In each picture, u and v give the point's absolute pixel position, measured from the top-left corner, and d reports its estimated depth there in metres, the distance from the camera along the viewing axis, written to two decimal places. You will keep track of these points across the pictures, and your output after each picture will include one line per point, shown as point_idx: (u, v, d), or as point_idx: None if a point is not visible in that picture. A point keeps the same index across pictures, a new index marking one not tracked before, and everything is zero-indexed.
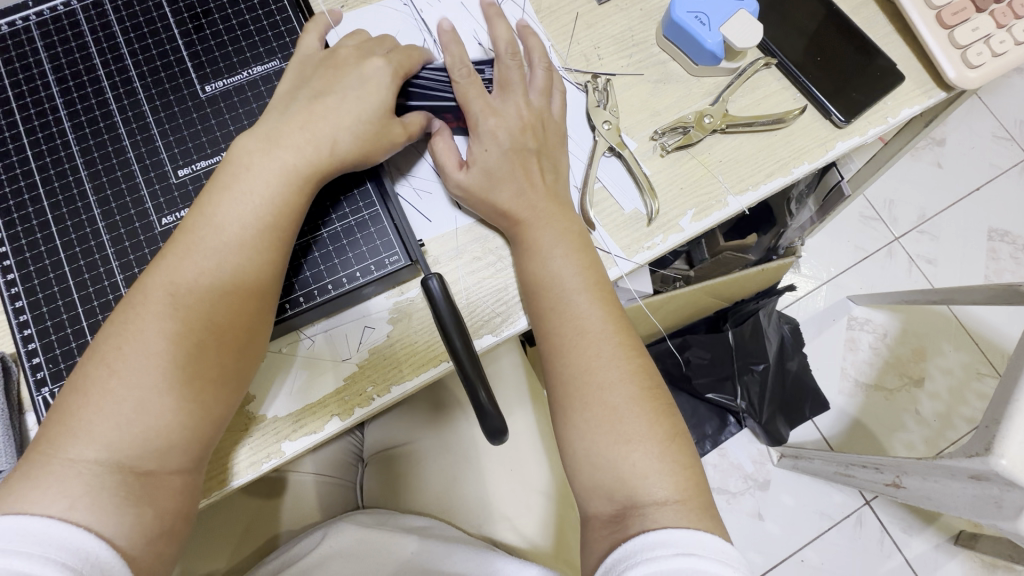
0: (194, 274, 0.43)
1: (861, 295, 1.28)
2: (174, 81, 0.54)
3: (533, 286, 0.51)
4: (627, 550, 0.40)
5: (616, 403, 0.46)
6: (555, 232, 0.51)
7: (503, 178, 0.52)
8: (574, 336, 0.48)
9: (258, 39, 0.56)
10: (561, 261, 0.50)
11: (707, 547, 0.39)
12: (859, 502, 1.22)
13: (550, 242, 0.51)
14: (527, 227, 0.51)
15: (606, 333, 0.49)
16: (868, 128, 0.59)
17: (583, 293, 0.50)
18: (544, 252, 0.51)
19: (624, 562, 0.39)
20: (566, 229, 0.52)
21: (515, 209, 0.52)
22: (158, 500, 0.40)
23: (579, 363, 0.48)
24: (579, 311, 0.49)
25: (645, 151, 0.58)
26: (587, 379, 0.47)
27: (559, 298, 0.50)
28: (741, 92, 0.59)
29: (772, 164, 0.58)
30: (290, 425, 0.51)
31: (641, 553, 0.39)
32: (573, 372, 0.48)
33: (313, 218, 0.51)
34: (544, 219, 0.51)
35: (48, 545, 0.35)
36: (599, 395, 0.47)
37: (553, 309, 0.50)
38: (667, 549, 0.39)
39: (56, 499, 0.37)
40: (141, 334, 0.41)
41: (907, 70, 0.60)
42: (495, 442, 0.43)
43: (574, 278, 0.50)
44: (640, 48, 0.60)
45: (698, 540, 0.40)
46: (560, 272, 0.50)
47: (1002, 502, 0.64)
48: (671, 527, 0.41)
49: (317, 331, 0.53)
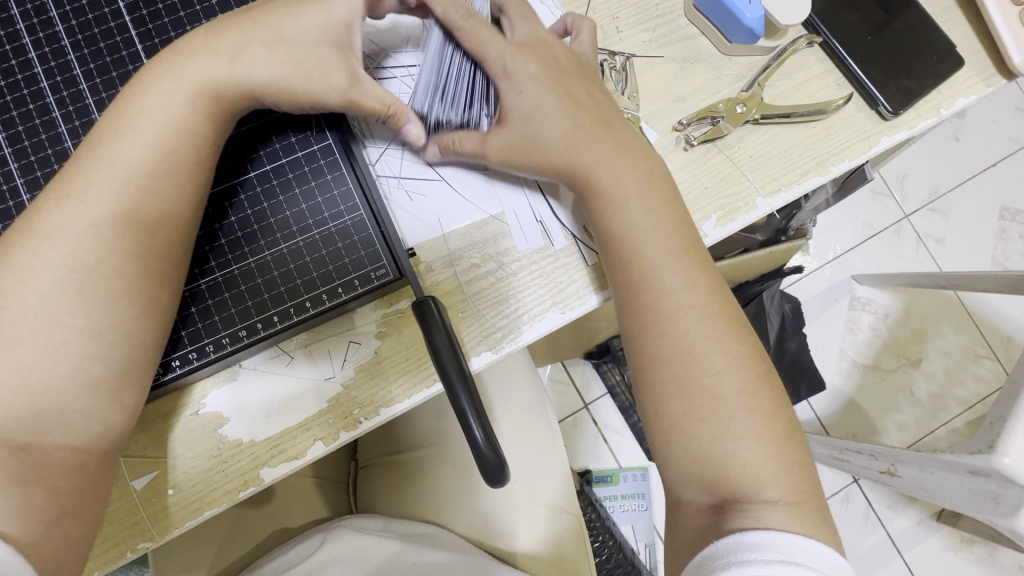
0: (120, 246, 0.38)
1: (866, 275, 1.23)
2: (116, 54, 0.47)
3: (602, 254, 0.45)
4: (718, 547, 0.37)
5: (705, 390, 0.41)
6: (630, 185, 0.45)
7: (551, 125, 0.45)
8: (652, 315, 0.43)
9: (215, 3, 0.48)
10: (633, 229, 0.44)
11: (814, 556, 0.36)
12: (847, 480, 1.21)
13: (629, 188, 0.44)
14: (585, 186, 0.45)
15: (695, 305, 0.43)
16: (918, 120, 0.52)
17: (665, 265, 0.44)
18: (622, 220, 0.44)
19: (716, 558, 0.37)
20: (651, 175, 0.45)
21: (599, 158, 0.45)
22: (51, 480, 0.36)
23: (673, 342, 0.42)
24: (657, 288, 0.43)
25: (667, 143, 0.51)
26: (685, 361, 0.42)
27: (635, 271, 0.44)
28: (778, 76, 0.52)
29: (807, 160, 0.51)
30: (268, 450, 0.46)
31: (733, 554, 0.36)
32: (671, 352, 0.42)
33: (288, 223, 0.45)
34: (621, 167, 0.45)
35: None
36: (698, 383, 0.42)
37: (646, 279, 0.44)
38: (766, 555, 0.36)
39: None
40: (71, 355, 0.36)
41: (966, 52, 0.53)
42: (496, 485, 0.38)
43: (657, 239, 0.44)
44: (665, 20, 0.52)
45: (800, 548, 0.36)
46: (623, 247, 0.44)
47: (998, 499, 0.63)
48: (771, 530, 0.37)
49: (295, 347, 0.47)
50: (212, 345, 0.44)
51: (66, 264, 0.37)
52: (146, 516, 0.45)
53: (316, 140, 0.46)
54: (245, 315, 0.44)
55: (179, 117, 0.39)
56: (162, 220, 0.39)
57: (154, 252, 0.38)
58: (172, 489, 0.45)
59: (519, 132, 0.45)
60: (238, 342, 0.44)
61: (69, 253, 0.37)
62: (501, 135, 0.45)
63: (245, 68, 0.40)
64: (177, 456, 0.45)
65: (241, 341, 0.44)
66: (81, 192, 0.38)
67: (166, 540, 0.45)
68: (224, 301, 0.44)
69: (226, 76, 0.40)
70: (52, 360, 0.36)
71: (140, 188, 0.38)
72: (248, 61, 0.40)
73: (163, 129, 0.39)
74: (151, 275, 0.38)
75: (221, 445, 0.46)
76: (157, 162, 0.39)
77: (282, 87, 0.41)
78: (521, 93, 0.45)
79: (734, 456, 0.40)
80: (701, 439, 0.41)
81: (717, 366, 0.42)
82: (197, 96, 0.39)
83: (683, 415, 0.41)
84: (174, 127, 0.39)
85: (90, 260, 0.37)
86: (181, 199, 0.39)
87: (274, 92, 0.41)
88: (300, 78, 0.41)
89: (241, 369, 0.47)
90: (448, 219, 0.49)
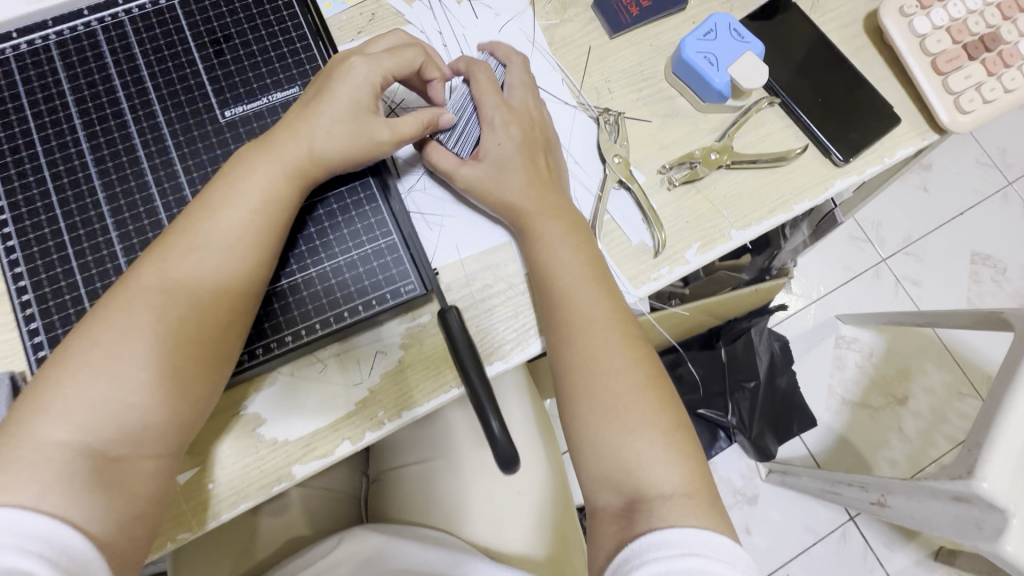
0: (188, 258, 0.44)
1: (849, 314, 1.31)
2: (195, 105, 0.53)
3: (540, 276, 0.52)
4: (634, 548, 0.42)
5: (620, 391, 0.47)
6: (563, 224, 0.53)
7: (513, 168, 0.53)
8: (575, 325, 0.50)
9: (279, 65, 0.55)
10: (565, 254, 0.52)
11: (715, 546, 0.41)
12: (843, 517, 1.22)
13: (553, 232, 0.52)
14: (533, 221, 0.53)
15: (609, 318, 0.50)
16: (865, 166, 0.61)
17: (582, 281, 0.51)
18: (547, 253, 0.52)
19: (631, 560, 0.41)
20: (571, 222, 0.53)
21: (528, 204, 0.53)
22: (114, 459, 0.40)
23: (583, 352, 0.49)
24: (576, 301, 0.50)
25: (653, 184, 0.59)
26: (593, 369, 0.48)
27: (563, 287, 0.51)
28: (745, 129, 0.61)
29: (774, 200, 0.60)
30: (300, 449, 0.51)
31: (645, 553, 0.41)
32: (578, 362, 0.49)
33: (331, 244, 0.52)
34: (547, 213, 0.53)
35: (24, 536, 0.35)
36: (605, 384, 0.48)
37: (564, 299, 0.51)
38: (672, 549, 0.40)
39: (28, 487, 0.37)
40: (144, 348, 0.42)
41: (904, 111, 0.63)
42: (508, 472, 0.43)
43: (575, 268, 0.52)
44: (650, 83, 0.62)
45: (702, 540, 0.41)
46: (561, 264, 0.52)
47: (982, 524, 0.60)
48: (681, 526, 0.42)
49: (329, 355, 0.53)
50: (261, 348, 0.50)
51: (168, 294, 0.43)
52: (186, 509, 0.49)
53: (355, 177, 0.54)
54: (290, 323, 0.51)
55: (267, 173, 0.47)
56: (222, 234, 0.45)
57: (215, 262, 0.45)
58: (213, 484, 0.50)
59: (490, 169, 0.54)
60: (283, 346, 0.50)
61: (174, 285, 0.44)
62: (476, 172, 0.54)
63: (318, 131, 0.49)
64: (221, 454, 0.50)
65: (286, 345, 0.50)
66: (187, 234, 0.45)
67: (203, 532, 0.49)
68: (274, 311, 0.51)
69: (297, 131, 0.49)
70: (126, 351, 0.41)
71: (228, 229, 0.46)
72: (322, 125, 0.49)
73: (255, 181, 0.47)
74: (214, 282, 0.44)
75: (258, 443, 0.51)
76: (245, 209, 0.46)
77: (344, 146, 0.49)
78: (501, 142, 0.54)
79: (662, 449, 0.46)
80: (629, 431, 0.46)
81: (637, 363, 0.49)
82: (280, 156, 0.48)
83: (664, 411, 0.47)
84: (263, 180, 0.47)
85: (182, 289, 0.44)
86: (240, 218, 0.46)
87: (323, 132, 0.49)
88: (341, 120, 0.49)
89: (280, 375, 0.52)
90: (464, 246, 0.57)
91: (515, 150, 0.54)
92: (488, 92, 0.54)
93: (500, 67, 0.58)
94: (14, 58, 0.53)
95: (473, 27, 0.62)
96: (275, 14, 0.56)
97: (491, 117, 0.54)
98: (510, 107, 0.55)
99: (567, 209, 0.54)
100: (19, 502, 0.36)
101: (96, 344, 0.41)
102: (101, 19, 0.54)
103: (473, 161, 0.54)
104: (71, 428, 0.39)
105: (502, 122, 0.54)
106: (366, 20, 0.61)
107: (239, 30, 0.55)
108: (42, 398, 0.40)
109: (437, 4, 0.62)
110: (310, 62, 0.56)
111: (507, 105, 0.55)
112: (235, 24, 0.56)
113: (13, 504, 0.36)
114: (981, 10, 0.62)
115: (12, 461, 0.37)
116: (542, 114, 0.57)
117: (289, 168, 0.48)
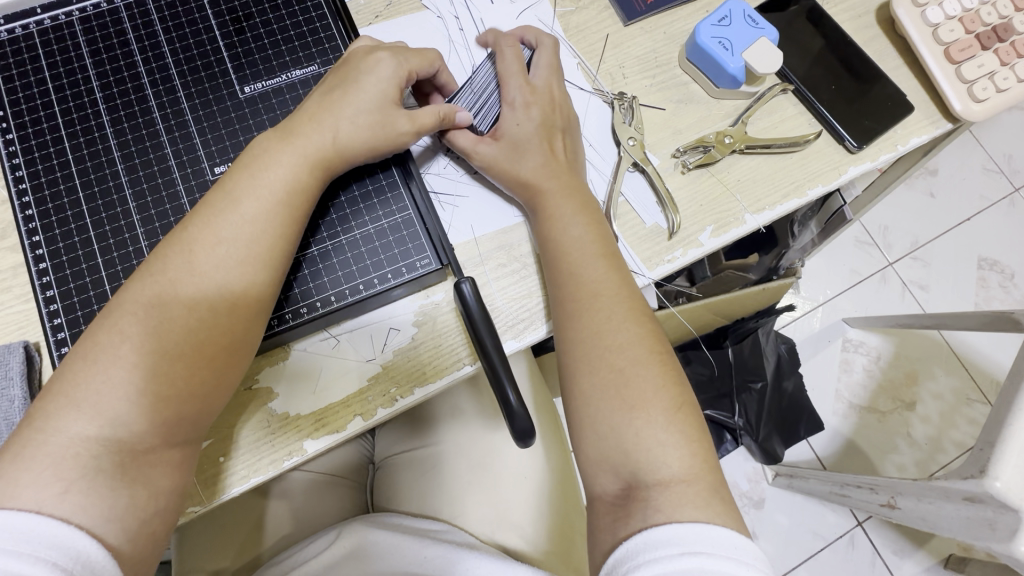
0: (206, 225, 0.44)
1: (856, 318, 1.27)
2: (214, 81, 0.54)
3: (551, 252, 0.52)
4: (629, 548, 0.40)
5: (622, 362, 0.47)
6: (575, 204, 0.53)
7: (528, 149, 0.54)
8: (582, 298, 0.50)
9: (298, 44, 0.56)
10: (578, 231, 0.52)
11: (713, 540, 0.38)
12: (852, 523, 1.17)
13: (566, 212, 0.52)
14: (545, 197, 0.53)
15: (615, 291, 0.50)
16: (878, 154, 0.61)
17: (593, 256, 0.51)
18: (560, 230, 0.52)
19: (625, 562, 0.39)
20: (583, 202, 0.53)
21: (536, 180, 0.53)
22: (125, 423, 0.39)
23: (586, 325, 0.49)
24: (587, 274, 0.50)
25: (667, 168, 0.60)
26: (597, 341, 0.48)
27: (574, 261, 0.51)
28: (759, 115, 0.62)
29: (787, 185, 0.60)
30: (312, 424, 0.51)
31: (640, 553, 0.39)
32: (581, 336, 0.49)
33: (349, 220, 0.53)
34: (562, 194, 0.53)
35: (38, 543, 0.34)
36: (607, 356, 0.47)
37: (570, 274, 0.51)
38: (669, 549, 0.38)
39: (50, 483, 0.37)
40: (162, 314, 0.42)
41: (916, 101, 0.63)
42: (522, 444, 0.47)
43: (586, 246, 0.51)
44: (663, 69, 0.63)
45: (699, 535, 0.39)
46: (572, 240, 0.52)
47: (994, 525, 0.54)
48: (681, 522, 0.40)
49: (342, 331, 0.53)
50: (278, 320, 0.50)
51: (196, 287, 0.43)
52: (198, 484, 0.48)
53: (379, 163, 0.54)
54: (306, 295, 0.51)
55: (286, 144, 0.47)
56: (240, 202, 0.45)
57: (230, 230, 0.44)
58: (226, 458, 0.49)
59: (507, 147, 0.54)
60: (299, 318, 0.50)
61: (202, 277, 0.43)
62: (492, 150, 0.54)
63: (341, 123, 0.49)
64: (238, 430, 0.50)
65: (302, 317, 0.50)
66: (210, 223, 0.44)
67: (213, 507, 0.49)
68: (291, 282, 0.51)
69: (316, 121, 0.48)
70: (146, 317, 0.42)
71: (250, 219, 0.45)
72: (337, 114, 0.49)
73: (279, 172, 0.46)
74: (230, 250, 0.44)
75: (271, 418, 0.51)
76: (268, 201, 0.46)
77: (366, 138, 0.49)
78: (520, 121, 0.54)
79: (661, 426, 0.45)
80: (628, 407, 0.45)
81: (644, 337, 0.48)
82: (300, 146, 0.48)
83: (679, 388, 0.47)
84: (284, 171, 0.47)
85: (208, 277, 0.43)
86: (257, 188, 0.46)
87: (341, 105, 0.49)
88: (361, 94, 0.49)
89: (293, 350, 0.52)
90: (480, 225, 0.57)
91: (532, 130, 0.54)
92: (513, 71, 0.55)
93: (530, 47, 0.58)
94: (37, 34, 0.53)
95: (491, 13, 0.63)
96: None
97: (512, 95, 0.55)
98: (533, 89, 0.55)
99: (580, 189, 0.54)
100: (37, 507, 0.36)
101: (125, 339, 0.41)
102: None
103: (491, 138, 0.55)
104: (98, 423, 0.39)
105: (523, 102, 0.54)
106: (384, 5, 0.61)
107: (259, 9, 0.56)
108: (70, 391, 0.39)
109: None
110: (330, 42, 0.56)
111: (529, 86, 0.55)
112: (256, 4, 0.56)
113: (31, 508, 0.35)
114: (993, 1, 0.63)
115: (41, 457, 0.37)
116: (564, 95, 0.57)
117: (308, 158, 0.48)
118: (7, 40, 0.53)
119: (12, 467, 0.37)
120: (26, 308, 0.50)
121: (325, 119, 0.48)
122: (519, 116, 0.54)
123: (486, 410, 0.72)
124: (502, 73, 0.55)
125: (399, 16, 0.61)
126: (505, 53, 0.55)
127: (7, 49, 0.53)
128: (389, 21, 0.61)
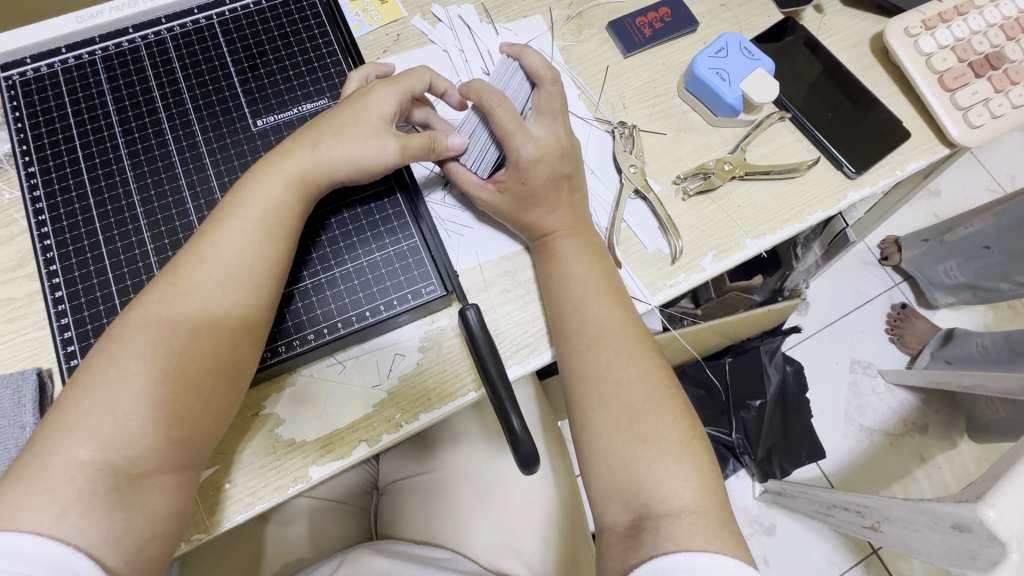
0: (212, 254, 0.45)
1: (893, 372, 1.24)
2: (228, 115, 0.56)
3: (557, 295, 0.53)
4: None
5: (631, 400, 0.47)
6: (580, 244, 0.54)
7: (540, 199, 0.54)
8: (588, 334, 0.50)
9: (309, 78, 0.58)
10: (584, 271, 0.53)
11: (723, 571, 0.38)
12: (867, 551, 1.13)
13: (573, 253, 0.53)
14: (551, 238, 0.54)
15: (620, 328, 0.50)
16: (877, 179, 0.62)
17: (599, 292, 0.52)
18: (567, 273, 0.53)
19: None
20: (587, 240, 0.54)
21: (543, 221, 0.54)
22: (124, 449, 0.40)
23: (592, 359, 0.49)
24: (595, 312, 0.51)
25: (668, 194, 0.61)
26: (602, 373, 0.48)
27: (581, 299, 0.52)
28: (757, 142, 0.63)
29: (787, 211, 0.61)
30: (318, 449, 0.51)
31: None
32: (588, 372, 0.49)
33: (355, 247, 0.54)
34: (567, 236, 0.54)
35: (36, 564, 0.35)
36: (611, 388, 0.48)
37: (576, 310, 0.51)
38: None
39: (49, 506, 0.37)
40: (169, 342, 0.43)
41: (911, 126, 0.65)
42: (525, 470, 0.46)
43: (592, 285, 0.52)
44: (663, 98, 0.64)
45: (710, 565, 0.38)
46: (578, 280, 0.52)
47: (978, 555, 0.51)
48: (689, 552, 0.39)
49: (348, 357, 0.54)
50: (283, 346, 0.51)
51: (205, 315, 0.44)
52: (202, 510, 0.48)
53: (385, 193, 0.56)
54: (313, 322, 0.52)
55: (286, 176, 0.48)
56: (246, 233, 0.46)
57: (239, 258, 0.46)
58: (231, 483, 0.49)
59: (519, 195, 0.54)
60: (306, 344, 0.51)
61: (210, 304, 0.44)
62: (501, 198, 0.54)
63: (342, 154, 0.49)
64: (245, 455, 0.50)
65: (308, 344, 0.51)
66: (217, 251, 0.46)
67: (217, 533, 0.49)
68: (299, 310, 0.52)
69: (318, 146, 0.49)
70: (154, 345, 0.42)
71: (259, 249, 0.46)
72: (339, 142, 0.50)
73: (287, 203, 0.48)
74: (234, 279, 0.45)
75: (276, 443, 0.51)
76: (278, 231, 0.47)
77: (371, 171, 0.51)
78: (528, 179, 0.53)
79: (672, 461, 0.44)
80: (641, 440, 0.45)
81: (648, 372, 0.48)
82: (306, 177, 0.49)
83: (683, 417, 0.47)
84: (292, 201, 0.48)
85: (212, 304, 0.44)
86: (264, 220, 0.47)
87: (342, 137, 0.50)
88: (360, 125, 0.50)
89: (300, 376, 0.53)
90: (483, 252, 0.58)
91: (546, 179, 0.53)
92: (513, 122, 0.52)
93: (526, 87, 0.56)
94: (62, 72, 0.56)
95: (494, 48, 0.65)
96: (307, 32, 0.60)
97: (515, 153, 0.52)
98: (539, 140, 0.53)
99: (586, 226, 0.55)
100: (36, 529, 0.36)
101: (132, 363, 0.42)
102: (145, 35, 0.58)
103: (495, 187, 0.55)
104: (96, 448, 0.39)
105: (531, 158, 0.52)
106: (391, 40, 0.64)
107: (272, 46, 0.59)
108: (74, 414, 0.40)
109: (461, 29, 0.65)
110: (339, 75, 0.59)
111: (532, 138, 0.53)
112: (269, 41, 0.59)
113: (31, 530, 0.36)
114: (985, 31, 0.64)
115: (40, 481, 0.38)
116: (571, 141, 0.55)
117: (312, 186, 0.49)
118: (33, 77, 0.55)
119: (14, 490, 0.37)
120: (42, 334, 0.51)
121: (326, 150, 0.49)
122: (526, 169, 0.53)
123: (490, 434, 0.72)
124: (501, 133, 0.52)
125: (406, 51, 0.64)
126: (496, 109, 0.52)
127: (32, 86, 0.55)
128: (396, 56, 0.63)
